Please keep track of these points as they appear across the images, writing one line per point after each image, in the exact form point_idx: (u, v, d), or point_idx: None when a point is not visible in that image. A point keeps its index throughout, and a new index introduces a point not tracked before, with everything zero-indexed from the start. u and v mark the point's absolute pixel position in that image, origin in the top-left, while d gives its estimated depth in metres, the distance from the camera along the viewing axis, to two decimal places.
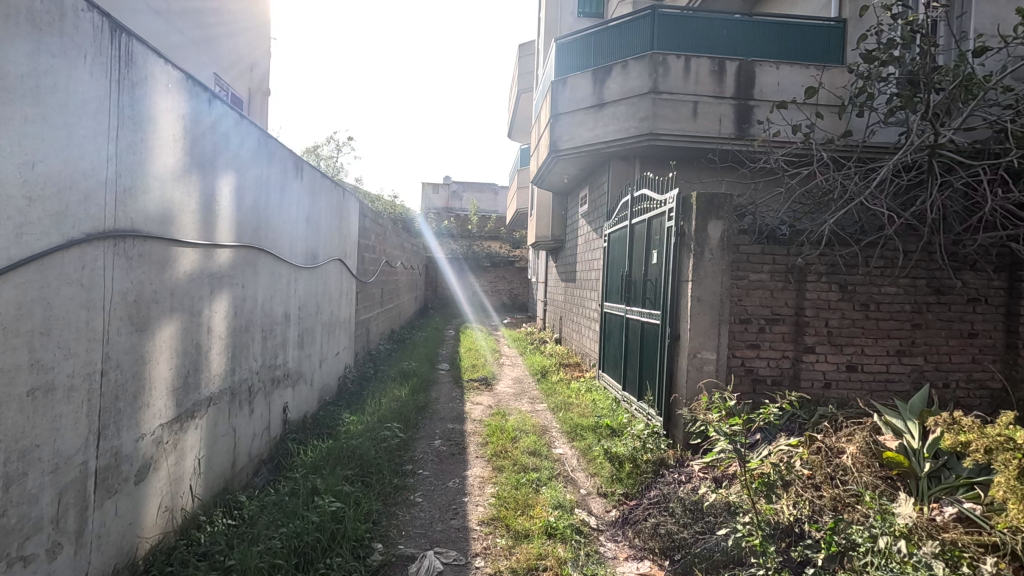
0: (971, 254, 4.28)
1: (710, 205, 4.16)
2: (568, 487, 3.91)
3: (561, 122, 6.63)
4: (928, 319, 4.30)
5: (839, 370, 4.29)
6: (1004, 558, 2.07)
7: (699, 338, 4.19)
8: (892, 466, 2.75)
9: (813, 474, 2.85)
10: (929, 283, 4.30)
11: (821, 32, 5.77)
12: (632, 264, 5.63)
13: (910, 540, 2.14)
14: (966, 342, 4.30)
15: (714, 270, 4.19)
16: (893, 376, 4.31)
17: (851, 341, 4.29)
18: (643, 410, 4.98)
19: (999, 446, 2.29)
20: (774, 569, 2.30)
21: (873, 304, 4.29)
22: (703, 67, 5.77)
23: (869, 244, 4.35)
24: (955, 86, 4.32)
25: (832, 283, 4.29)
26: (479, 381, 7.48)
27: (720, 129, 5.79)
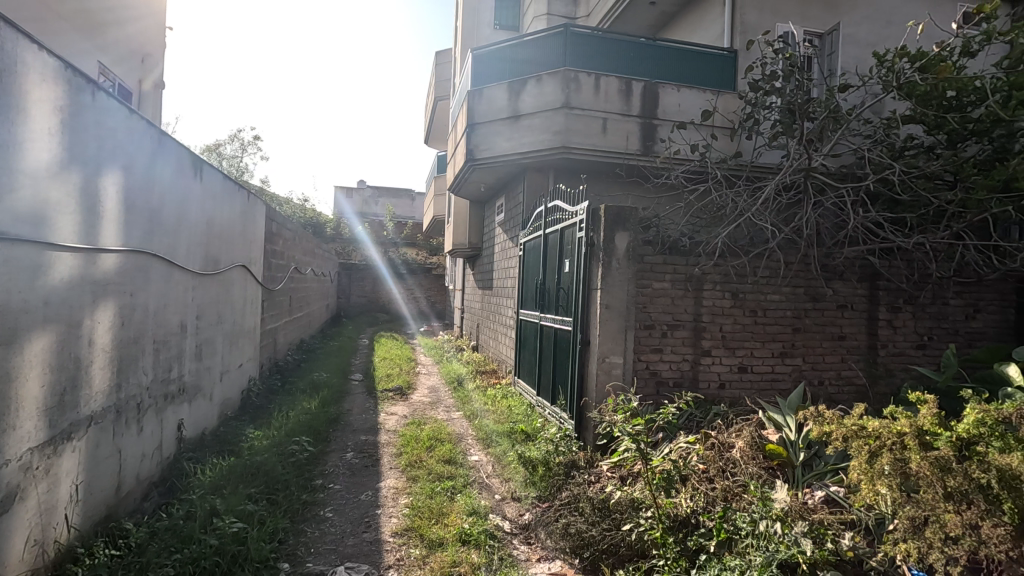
0: (841, 265, 4.83)
1: (618, 217, 4.42)
2: (482, 493, 3.97)
3: (477, 131, 6.71)
4: (807, 323, 4.80)
5: (732, 371, 4.68)
6: (860, 532, 2.36)
7: (608, 343, 4.41)
8: (773, 457, 3.05)
9: (707, 468, 3.08)
10: (807, 291, 4.80)
11: (717, 60, 6.21)
12: (546, 272, 5.80)
13: (785, 521, 2.36)
14: (838, 344, 4.84)
15: (621, 278, 4.44)
16: (777, 376, 4.76)
17: (742, 344, 4.70)
18: (555, 415, 5.13)
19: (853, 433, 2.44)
20: (673, 558, 2.53)
21: (760, 310, 4.73)
22: (612, 86, 6.09)
23: (757, 256, 4.78)
24: (826, 117, 4.87)
25: (725, 292, 4.69)
26: (394, 391, 7.34)
27: (627, 145, 6.13)
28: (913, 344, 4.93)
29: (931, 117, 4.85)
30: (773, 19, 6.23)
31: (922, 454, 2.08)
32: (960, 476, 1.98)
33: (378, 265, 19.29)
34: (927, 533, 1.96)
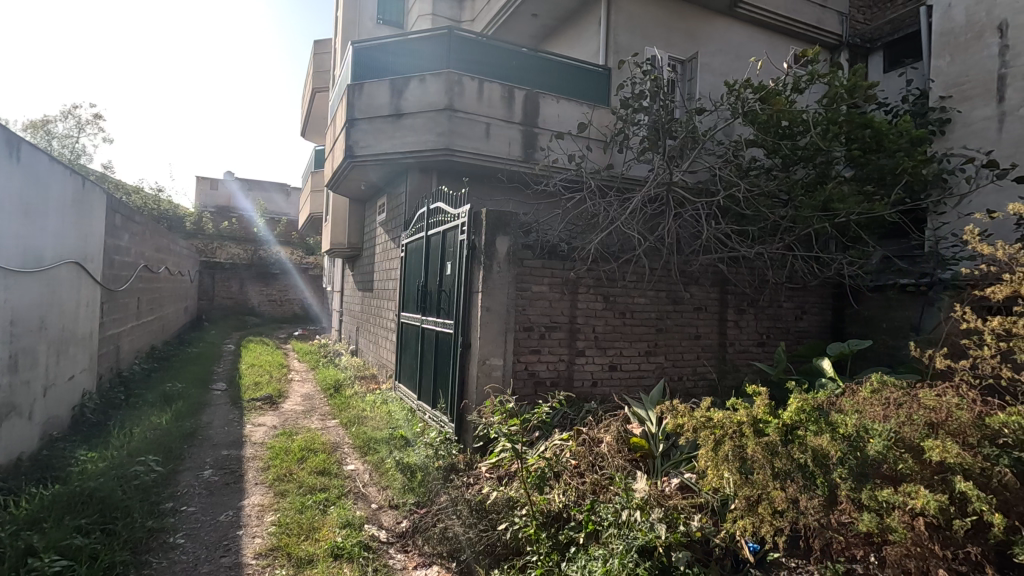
0: (696, 272, 5.34)
1: (499, 222, 4.50)
2: (358, 504, 3.83)
3: (357, 127, 6.47)
4: (668, 324, 5.24)
5: (604, 369, 4.96)
6: (707, 512, 2.62)
7: (488, 345, 4.46)
8: (636, 449, 3.28)
9: (578, 463, 3.25)
10: (668, 295, 5.25)
11: (593, 75, 6.56)
12: (427, 275, 5.75)
13: (644, 509, 2.55)
14: (694, 343, 5.35)
15: (501, 281, 4.52)
16: (643, 373, 5.13)
17: (613, 344, 5.00)
18: (436, 419, 5.10)
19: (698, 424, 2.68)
20: (545, 553, 2.63)
21: (629, 312, 5.08)
22: (495, 92, 6.18)
23: (626, 261, 5.12)
24: (686, 136, 5.37)
25: (598, 295, 4.97)
26: (262, 400, 6.81)
27: (509, 151, 6.26)
28: (754, 341, 5.60)
29: (769, 143, 5.55)
30: (643, 42, 6.72)
31: (756, 440, 2.36)
32: (785, 458, 2.27)
33: (247, 264, 17.80)
34: (760, 509, 2.25)
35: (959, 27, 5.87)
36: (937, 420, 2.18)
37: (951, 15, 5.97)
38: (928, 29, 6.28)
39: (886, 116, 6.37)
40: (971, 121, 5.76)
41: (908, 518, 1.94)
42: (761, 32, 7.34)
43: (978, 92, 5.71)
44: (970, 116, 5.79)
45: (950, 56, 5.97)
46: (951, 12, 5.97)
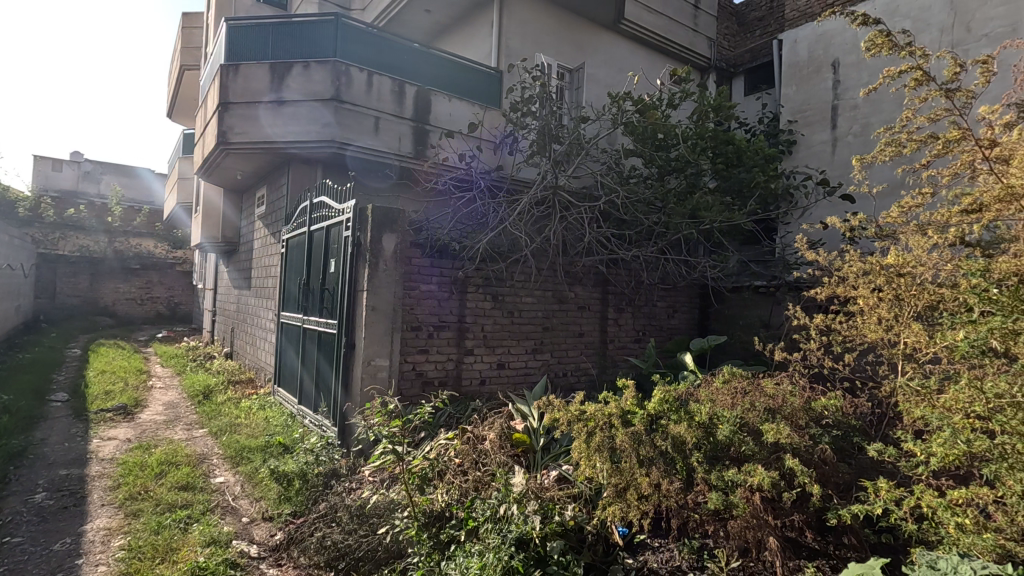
0: (580, 272, 5.59)
1: (385, 219, 4.40)
2: (226, 518, 3.54)
3: (232, 111, 5.98)
4: (554, 323, 5.44)
5: (491, 368, 5.03)
6: (581, 501, 2.76)
7: (374, 345, 4.33)
8: (518, 445, 3.37)
9: (461, 461, 3.26)
10: (554, 295, 5.45)
11: (484, 76, 6.61)
12: (309, 272, 5.46)
13: (521, 502, 2.63)
14: (578, 340, 5.60)
15: (388, 280, 4.41)
16: (529, 371, 5.28)
17: (500, 342, 5.09)
18: (317, 423, 4.86)
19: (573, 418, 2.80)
20: (426, 554, 2.61)
21: (516, 311, 5.20)
22: (384, 85, 5.99)
23: (514, 262, 5.23)
24: (571, 142, 5.61)
25: (486, 295, 5.03)
26: (114, 411, 6.06)
27: (399, 147, 6.11)
28: (631, 338, 5.99)
29: (646, 153, 5.95)
30: (533, 48, 6.90)
31: (624, 430, 2.53)
32: (648, 445, 2.46)
33: (99, 257, 15.74)
34: (627, 495, 2.42)
35: (803, 60, 6.74)
36: (774, 406, 2.47)
37: (796, 50, 6.84)
38: (779, 61, 7.11)
39: (745, 135, 7.09)
40: (812, 144, 6.60)
41: (748, 493, 2.20)
42: (640, 49, 7.84)
43: (818, 119, 6.57)
44: (811, 139, 6.64)
45: (796, 86, 6.81)
46: (797, 48, 6.83)
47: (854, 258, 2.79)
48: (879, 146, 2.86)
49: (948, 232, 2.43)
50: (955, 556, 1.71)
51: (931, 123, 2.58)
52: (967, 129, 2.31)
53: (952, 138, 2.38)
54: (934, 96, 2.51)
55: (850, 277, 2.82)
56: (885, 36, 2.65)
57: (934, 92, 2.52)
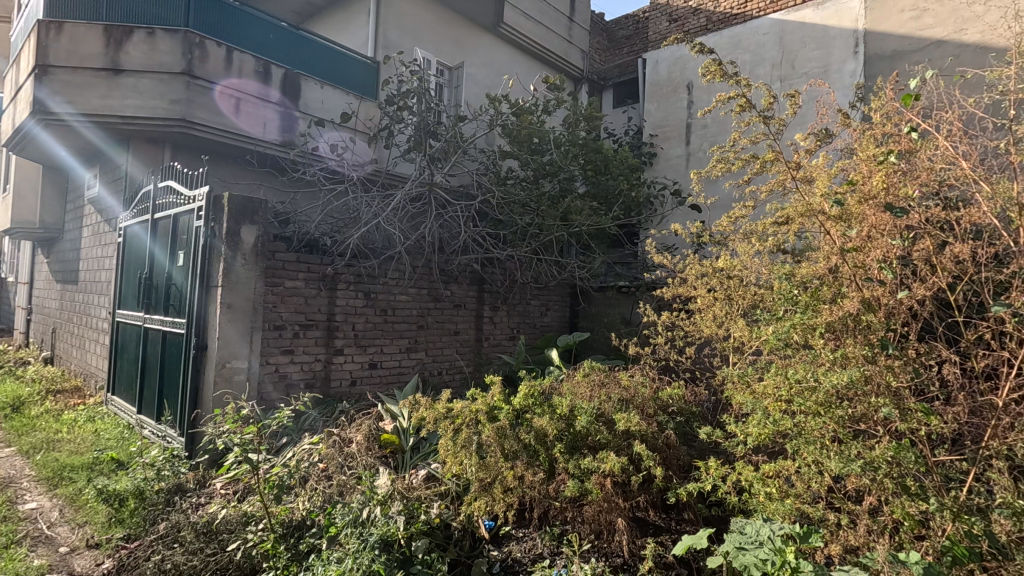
0: (455, 271, 5.60)
1: (244, 209, 4.07)
2: (37, 551, 3.03)
3: (53, 76, 5.13)
4: (429, 321, 5.41)
5: (363, 368, 4.86)
6: (448, 498, 2.78)
7: (229, 346, 3.97)
8: (386, 446, 3.29)
9: (326, 466, 3.13)
10: (429, 293, 5.42)
11: (361, 67, 6.31)
12: (152, 265, 4.88)
13: (385, 503, 2.58)
14: (453, 338, 5.62)
15: (247, 276, 4.07)
16: (403, 370, 5.18)
17: (373, 341, 4.93)
18: (159, 434, 4.36)
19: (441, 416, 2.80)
20: (283, 567, 2.47)
21: (390, 310, 5.08)
22: (246, 64, 5.48)
23: (389, 258, 5.09)
24: (449, 140, 5.60)
25: (358, 292, 4.85)
26: None
27: (264, 133, 5.58)
28: (506, 335, 6.13)
29: (522, 156, 6.12)
30: (411, 42, 6.78)
31: (489, 425, 2.60)
32: (512, 440, 2.54)
33: None
34: (493, 489, 2.50)
35: (663, 80, 7.35)
36: (627, 397, 2.67)
37: (658, 69, 7.44)
38: (642, 78, 7.69)
39: (613, 145, 7.58)
40: (669, 157, 7.23)
41: (602, 479, 2.36)
42: (519, 54, 8.04)
43: (674, 134, 7.21)
44: (668, 153, 7.26)
45: (657, 103, 7.41)
46: (658, 68, 7.43)
47: (693, 261, 3.11)
48: (711, 161, 3.21)
49: (767, 240, 2.79)
50: (759, 522, 1.88)
51: (752, 145, 2.94)
52: (779, 153, 2.66)
53: (768, 159, 2.72)
54: (754, 122, 2.87)
55: (690, 279, 3.13)
56: (717, 65, 2.95)
57: (755, 117, 2.87)
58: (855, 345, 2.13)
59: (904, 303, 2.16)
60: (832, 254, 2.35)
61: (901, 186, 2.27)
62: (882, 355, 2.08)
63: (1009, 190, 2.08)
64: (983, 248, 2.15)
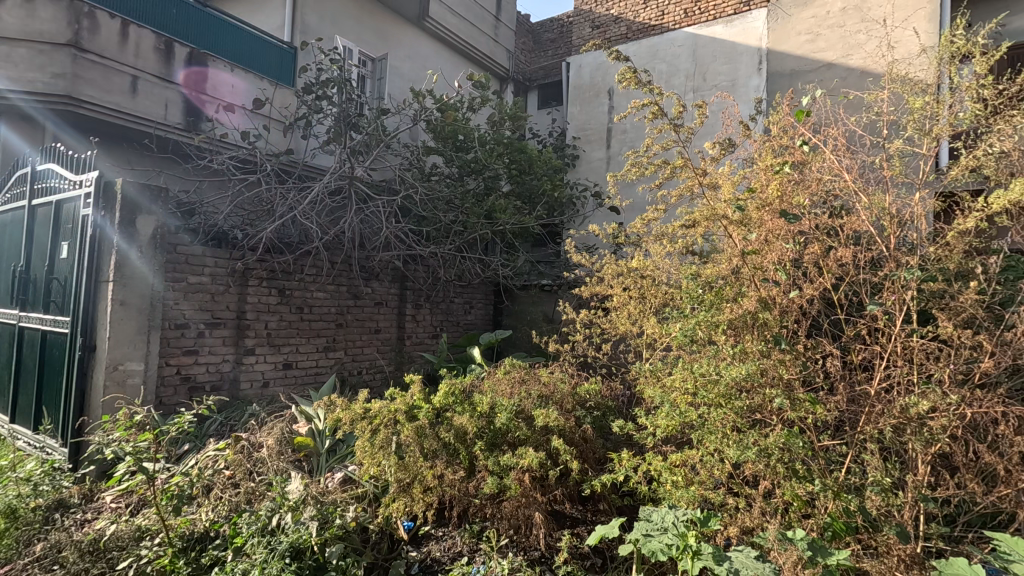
0: (376, 268, 5.46)
1: (140, 198, 3.74)
2: None
3: None
4: (348, 319, 5.24)
5: (277, 368, 4.63)
6: (365, 501, 2.70)
7: (122, 347, 3.63)
8: (300, 449, 3.15)
9: (233, 473, 2.94)
10: (349, 290, 5.26)
11: (276, 52, 5.94)
12: (29, 257, 4.37)
13: (296, 510, 2.47)
14: (373, 336, 5.49)
15: (144, 270, 3.75)
16: (321, 370, 4.99)
17: (287, 340, 4.71)
18: (36, 444, 3.92)
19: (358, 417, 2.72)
20: None
21: (306, 307, 4.87)
22: (145, 40, 4.94)
23: (305, 254, 4.87)
24: (371, 133, 5.43)
25: (271, 288, 4.61)
26: None
27: (165, 115, 5.08)
28: (428, 334, 6.07)
29: (446, 152, 6.07)
30: (331, 30, 6.48)
31: (409, 424, 2.56)
32: (432, 439, 2.53)
33: None
34: (412, 489, 2.48)
35: (586, 84, 7.56)
36: (546, 393, 2.73)
37: (581, 74, 7.63)
38: (566, 82, 7.86)
39: (537, 146, 7.69)
40: (591, 160, 7.43)
41: (520, 474, 2.40)
42: (444, 49, 7.95)
43: (596, 138, 7.43)
44: (590, 156, 7.46)
45: (579, 106, 7.59)
46: (581, 72, 7.62)
47: (610, 262, 3.21)
48: (626, 165, 3.33)
49: (677, 242, 2.95)
50: (665, 509, 1.97)
51: (663, 151, 3.09)
52: (688, 159, 2.81)
53: (678, 166, 2.87)
54: (665, 129, 3.01)
55: (607, 278, 3.24)
56: (632, 73, 3.07)
57: (665, 125, 3.01)
58: (753, 341, 2.31)
59: (795, 302, 2.36)
60: (734, 256, 2.52)
61: (793, 195, 2.48)
62: (776, 350, 2.26)
63: (882, 201, 2.33)
64: (862, 252, 2.39)
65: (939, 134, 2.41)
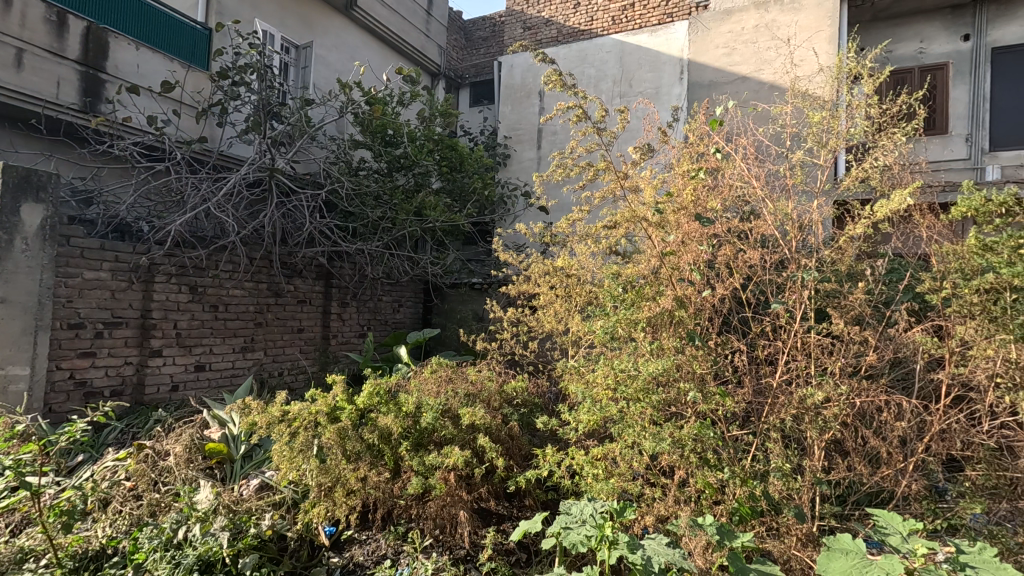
0: (299, 264, 5.24)
1: (25, 185, 3.38)
2: None
3: None
4: (268, 318, 4.99)
5: (188, 371, 4.34)
6: (283, 507, 2.59)
7: (3, 350, 3.28)
8: (212, 456, 2.95)
9: (135, 484, 2.73)
10: (269, 287, 5.01)
11: (188, 31, 5.36)
12: None
13: (206, 520, 2.34)
14: (296, 336, 5.26)
15: (30, 265, 3.39)
16: (237, 371, 4.73)
17: (200, 341, 4.42)
18: None
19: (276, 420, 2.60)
20: None
21: (222, 306, 4.59)
22: (32, 8, 4.33)
23: (219, 249, 4.58)
24: (294, 124, 5.18)
25: (182, 285, 4.30)
26: None
27: (57, 94, 4.49)
28: (355, 333, 5.90)
29: (374, 146, 5.92)
30: (250, 12, 6.11)
31: (331, 427, 2.48)
32: (355, 441, 2.46)
33: None
34: (335, 494, 2.41)
35: (517, 85, 7.61)
36: (473, 392, 2.72)
37: (512, 74, 7.68)
38: (498, 81, 7.88)
39: (469, 143, 7.65)
40: (522, 160, 7.50)
41: (446, 474, 2.39)
42: (373, 40, 7.71)
43: (526, 138, 7.50)
44: (520, 155, 7.52)
45: (511, 106, 7.64)
46: (513, 72, 7.67)
47: (537, 260, 3.26)
48: (553, 166, 3.38)
49: (601, 242, 3.04)
50: (583, 501, 2.01)
51: (587, 154, 3.16)
52: (611, 162, 2.89)
53: (602, 168, 2.95)
54: (589, 132, 3.09)
55: (534, 277, 3.28)
56: (558, 75, 3.12)
57: (590, 128, 3.09)
58: (669, 338, 2.42)
59: (708, 300, 2.50)
60: (652, 257, 2.64)
61: (706, 200, 2.63)
62: (690, 346, 2.38)
63: (785, 207, 2.52)
64: (768, 254, 2.56)
65: (834, 147, 2.63)
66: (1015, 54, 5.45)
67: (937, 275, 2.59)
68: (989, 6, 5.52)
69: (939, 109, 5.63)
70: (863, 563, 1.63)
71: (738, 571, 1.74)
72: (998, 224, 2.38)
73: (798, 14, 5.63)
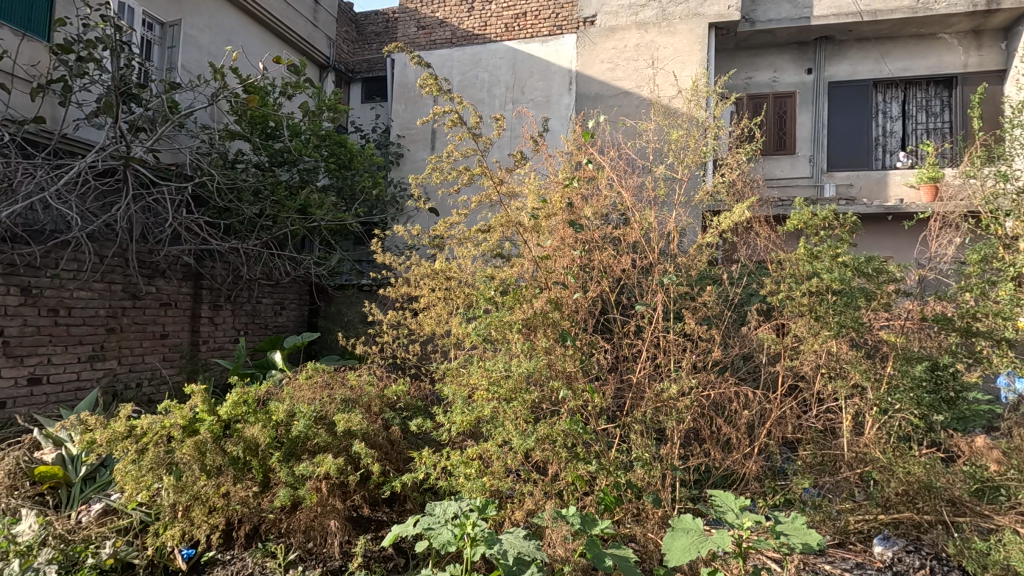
0: (161, 263, 4.77)
1: None
2: None
3: None
4: (123, 323, 4.48)
5: (18, 386, 3.81)
6: (130, 532, 2.36)
7: None
8: (43, 481, 2.58)
9: None
10: (125, 289, 4.50)
11: None
12: None
13: (27, 555, 2.08)
14: (158, 342, 4.78)
15: None
16: (84, 384, 4.20)
17: (34, 350, 3.89)
18: None
19: (120, 436, 2.34)
20: None
21: (64, 310, 4.07)
22: None
23: (60, 245, 4.04)
24: (155, 108, 4.69)
25: (11, 286, 3.76)
26: None
27: None
28: (229, 338, 5.47)
29: (252, 139, 5.53)
30: None
31: (186, 442, 2.28)
32: (217, 454, 2.30)
33: None
34: (193, 513, 2.24)
35: (410, 84, 7.50)
36: (352, 397, 2.64)
37: (405, 73, 7.55)
38: (389, 78, 7.71)
39: (358, 140, 7.39)
40: (415, 160, 7.41)
41: (318, 483, 2.30)
42: (253, 24, 7.19)
43: (419, 138, 7.43)
44: (413, 155, 7.42)
45: (404, 104, 7.52)
46: (406, 71, 7.55)
47: (420, 262, 3.24)
48: (432, 168, 3.37)
49: (480, 246, 3.09)
50: (448, 501, 2.03)
51: (464, 158, 3.19)
52: (487, 167, 2.96)
53: (478, 173, 3.00)
54: (465, 137, 3.12)
55: (416, 279, 3.26)
56: (434, 79, 3.11)
57: (467, 133, 3.12)
58: (543, 339, 2.53)
59: (581, 302, 2.64)
60: (528, 260, 2.74)
61: (578, 208, 2.77)
62: (562, 345, 2.50)
63: (649, 217, 2.73)
64: (636, 259, 2.75)
65: (691, 163, 2.89)
66: (846, 89, 6.32)
67: (776, 280, 2.92)
68: (826, 46, 6.35)
69: (787, 132, 6.38)
70: (700, 540, 1.81)
71: (594, 557, 1.85)
72: (822, 235, 2.75)
73: (673, 37, 6.11)
